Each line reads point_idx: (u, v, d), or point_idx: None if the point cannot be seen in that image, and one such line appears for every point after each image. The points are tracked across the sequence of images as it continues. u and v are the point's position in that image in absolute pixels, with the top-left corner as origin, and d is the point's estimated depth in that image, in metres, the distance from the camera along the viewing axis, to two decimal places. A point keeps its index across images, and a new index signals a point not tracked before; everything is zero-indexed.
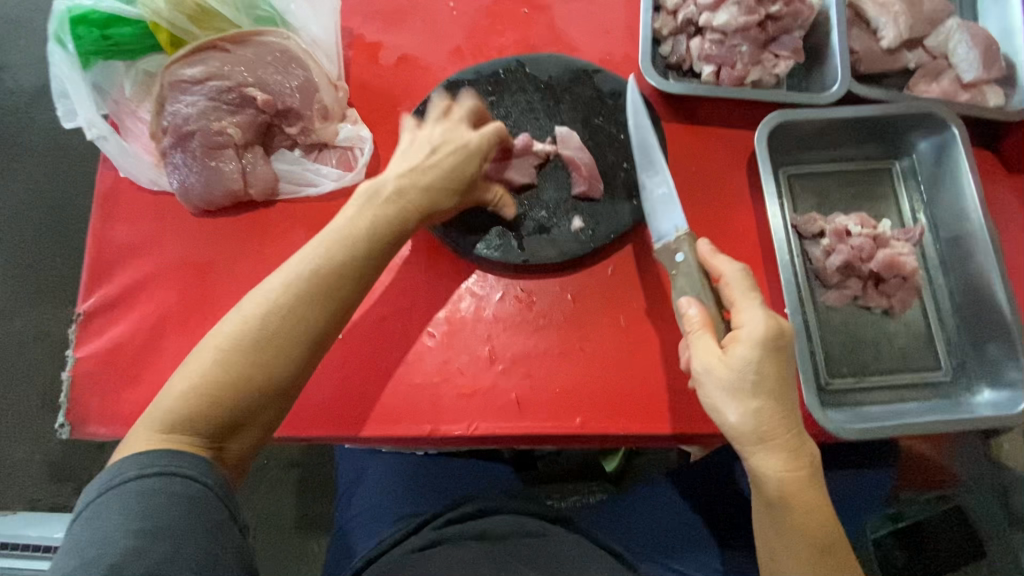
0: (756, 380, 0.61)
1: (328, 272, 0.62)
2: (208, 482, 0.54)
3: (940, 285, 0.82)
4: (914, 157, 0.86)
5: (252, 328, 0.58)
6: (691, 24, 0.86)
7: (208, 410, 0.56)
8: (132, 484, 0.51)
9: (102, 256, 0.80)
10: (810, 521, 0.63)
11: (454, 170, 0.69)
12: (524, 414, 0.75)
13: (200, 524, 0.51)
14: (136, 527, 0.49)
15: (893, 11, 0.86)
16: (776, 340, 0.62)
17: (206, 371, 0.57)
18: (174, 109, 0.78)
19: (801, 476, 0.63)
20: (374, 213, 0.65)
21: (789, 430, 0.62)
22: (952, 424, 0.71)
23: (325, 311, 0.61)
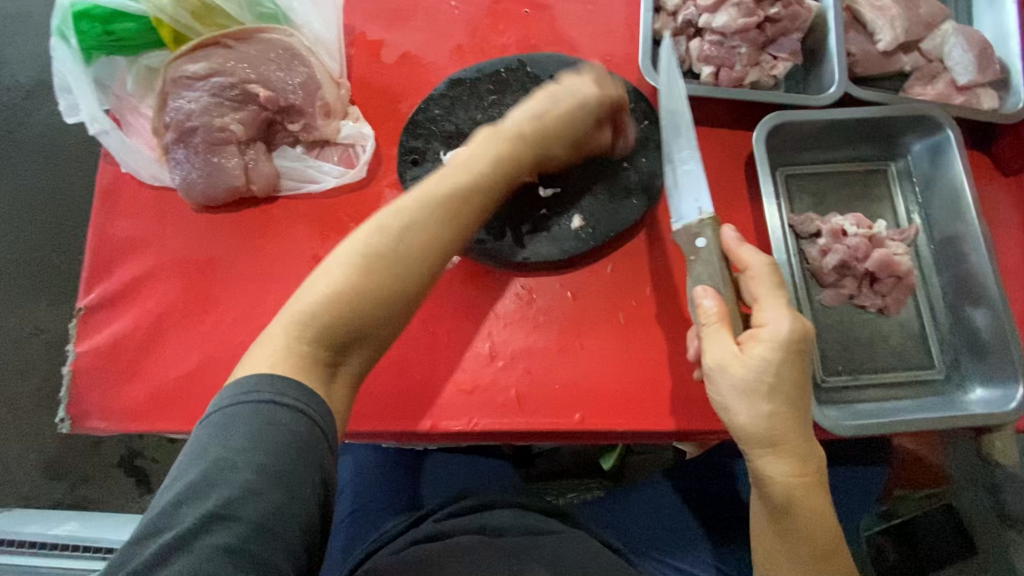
0: (773, 382, 0.61)
1: (458, 197, 0.63)
2: (325, 432, 0.52)
3: (933, 285, 0.83)
4: (909, 158, 0.87)
5: (392, 240, 0.59)
6: (691, 25, 0.87)
7: (337, 321, 0.56)
8: (263, 412, 0.50)
9: (103, 251, 0.80)
10: (814, 526, 0.63)
11: (566, 125, 0.71)
12: (524, 411, 0.76)
13: (309, 478, 0.49)
14: (259, 464, 0.48)
15: (889, 15, 0.87)
16: (799, 342, 0.62)
17: (326, 292, 0.56)
18: (176, 105, 0.78)
19: (807, 480, 0.63)
20: (493, 151, 0.67)
21: (800, 434, 0.63)
22: (945, 422, 0.72)
23: (427, 262, 0.60)
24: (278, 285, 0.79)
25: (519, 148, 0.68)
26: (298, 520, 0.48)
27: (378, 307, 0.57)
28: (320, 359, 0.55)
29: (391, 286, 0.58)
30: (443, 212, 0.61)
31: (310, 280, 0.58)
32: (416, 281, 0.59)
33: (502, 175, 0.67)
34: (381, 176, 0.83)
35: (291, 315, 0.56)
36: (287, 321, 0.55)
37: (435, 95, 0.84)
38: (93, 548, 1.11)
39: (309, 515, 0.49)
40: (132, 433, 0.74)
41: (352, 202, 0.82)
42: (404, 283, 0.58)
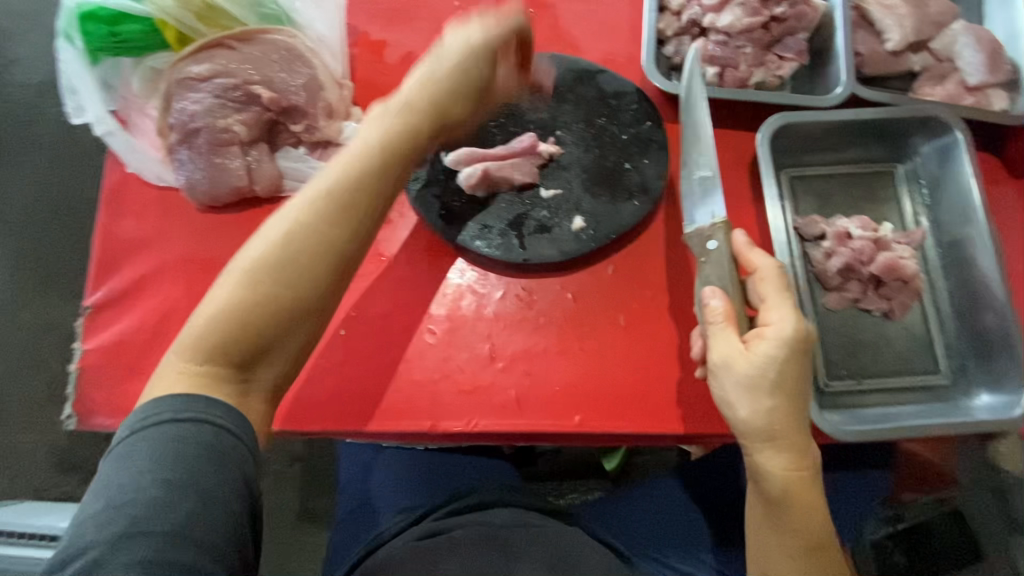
0: (775, 379, 0.62)
1: (347, 186, 0.59)
2: (238, 436, 0.52)
3: (940, 289, 0.82)
4: (917, 160, 0.86)
5: (275, 251, 0.56)
6: (695, 25, 0.86)
7: (236, 339, 0.54)
8: (164, 431, 0.50)
9: (109, 250, 0.81)
10: (810, 520, 0.64)
11: (453, 82, 0.68)
12: (523, 412, 0.76)
13: (227, 481, 0.50)
14: (163, 479, 0.48)
15: (897, 14, 0.86)
16: (803, 342, 0.63)
17: (214, 313, 0.54)
18: (181, 107, 0.79)
19: (802, 475, 0.64)
20: (385, 134, 0.64)
21: (799, 431, 0.63)
22: (950, 427, 0.72)
23: (328, 260, 0.57)
24: None
25: (415, 123, 0.66)
26: (219, 522, 0.49)
27: (280, 314, 0.55)
28: (223, 378, 0.54)
29: (291, 292, 0.55)
30: (341, 204, 0.59)
31: (202, 305, 0.56)
32: (319, 276, 0.57)
33: (404, 147, 0.64)
34: None
35: (178, 349, 0.54)
36: (178, 353, 0.54)
37: None
38: None
39: (234, 515, 0.50)
40: None
41: None
42: (302, 286, 0.56)
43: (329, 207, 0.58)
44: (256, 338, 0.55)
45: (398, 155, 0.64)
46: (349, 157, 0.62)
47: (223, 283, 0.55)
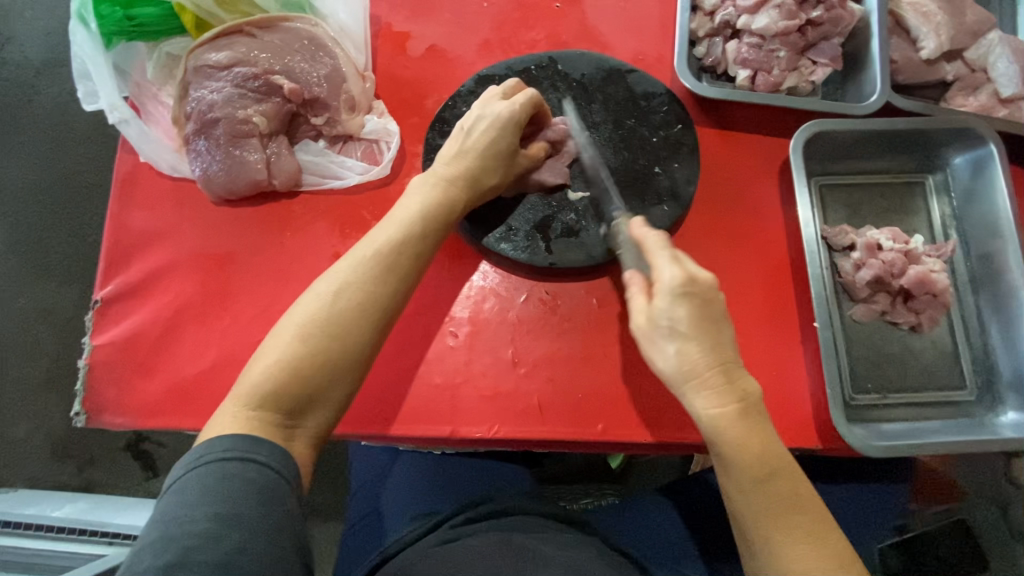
0: (670, 326, 0.61)
1: (394, 254, 0.64)
2: (284, 475, 0.53)
3: (969, 304, 0.81)
4: (948, 172, 0.85)
5: (326, 309, 0.59)
6: (728, 26, 0.84)
7: (291, 390, 0.56)
8: (214, 467, 0.50)
9: (120, 241, 0.79)
10: (748, 453, 0.59)
11: (492, 148, 0.71)
12: (546, 420, 0.75)
13: (276, 516, 0.50)
14: (214, 512, 0.48)
15: (935, 22, 0.84)
16: (690, 284, 0.61)
17: (270, 365, 0.56)
18: (198, 95, 0.76)
19: (728, 410, 0.60)
20: (427, 198, 0.68)
21: (712, 368, 0.61)
22: (979, 445, 0.71)
23: (373, 319, 0.61)
24: (297, 283, 0.77)
25: (456, 193, 0.69)
26: (269, 556, 0.48)
27: (330, 365, 0.58)
28: (274, 424, 0.56)
29: (340, 347, 0.59)
30: (385, 267, 0.63)
31: (254, 360, 0.58)
32: (364, 333, 0.60)
33: (444, 216, 0.68)
34: (404, 174, 0.81)
35: (236, 394, 0.56)
36: (232, 401, 0.56)
37: (463, 91, 0.81)
38: (100, 533, 1.10)
39: (285, 549, 0.49)
40: (148, 430, 0.73)
41: (374, 200, 0.79)
42: (350, 345, 0.59)
43: (375, 270, 0.62)
44: (302, 390, 0.57)
45: (437, 219, 0.67)
46: (392, 225, 0.65)
47: (279, 339, 0.58)
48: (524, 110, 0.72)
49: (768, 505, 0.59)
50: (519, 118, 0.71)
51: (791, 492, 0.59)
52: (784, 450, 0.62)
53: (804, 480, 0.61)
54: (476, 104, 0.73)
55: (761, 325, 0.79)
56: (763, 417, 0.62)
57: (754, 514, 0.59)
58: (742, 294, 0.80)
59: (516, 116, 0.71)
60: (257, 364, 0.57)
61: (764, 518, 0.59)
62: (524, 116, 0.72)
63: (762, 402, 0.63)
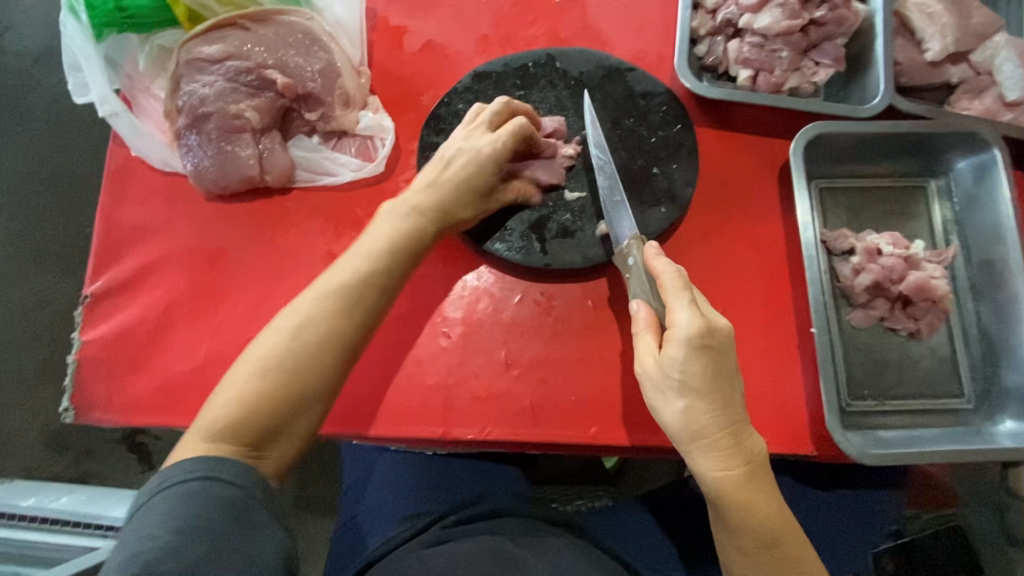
0: (682, 380, 0.60)
1: (358, 286, 0.64)
2: (250, 490, 0.53)
3: (969, 311, 0.80)
4: (951, 176, 0.83)
5: (290, 345, 0.59)
6: (730, 25, 0.83)
7: (250, 422, 0.56)
8: (175, 488, 0.51)
9: (111, 236, 0.78)
10: (753, 518, 0.61)
11: (465, 182, 0.70)
12: (538, 422, 0.74)
13: (240, 527, 0.50)
14: (176, 527, 0.48)
15: (941, 23, 0.83)
16: (707, 338, 0.60)
17: (231, 399, 0.57)
18: (190, 89, 0.75)
19: (737, 472, 0.61)
20: (395, 231, 0.67)
21: (722, 428, 0.60)
22: (973, 455, 0.70)
23: (336, 355, 0.61)
24: (289, 281, 0.76)
25: (423, 225, 0.69)
26: (235, 564, 0.49)
27: (292, 402, 0.59)
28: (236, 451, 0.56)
29: (303, 385, 0.59)
30: (350, 303, 0.63)
31: (215, 395, 0.58)
32: (328, 369, 0.61)
33: (414, 252, 0.68)
34: (399, 171, 0.80)
35: (197, 425, 0.56)
36: (196, 432, 0.56)
37: (459, 88, 0.80)
38: (94, 526, 1.10)
39: (254, 556, 0.50)
40: (138, 427, 0.73)
41: (368, 197, 0.78)
42: (312, 381, 0.59)
43: (339, 304, 0.62)
44: (264, 423, 0.57)
45: (408, 253, 0.67)
46: (359, 258, 0.65)
47: (239, 374, 0.58)
48: (503, 146, 0.70)
49: (765, 566, 0.62)
50: (495, 152, 0.70)
51: (790, 553, 0.62)
52: (785, 509, 0.63)
53: (803, 537, 0.64)
54: (460, 138, 0.72)
55: (758, 329, 0.78)
56: (768, 476, 0.63)
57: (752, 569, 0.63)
58: (739, 297, 0.79)
59: (491, 150, 0.70)
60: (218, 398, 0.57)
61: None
62: (505, 153, 0.71)
63: (767, 459, 0.63)
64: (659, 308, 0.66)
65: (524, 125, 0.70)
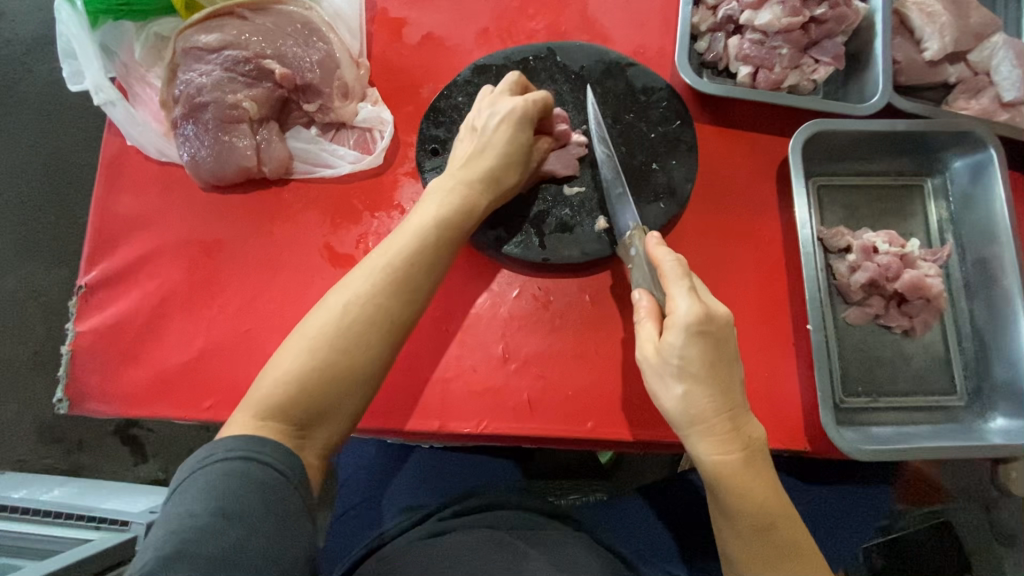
0: (680, 365, 0.61)
1: (403, 263, 0.63)
2: (288, 474, 0.53)
3: (962, 309, 0.81)
4: (947, 176, 0.84)
5: (336, 320, 0.59)
6: (730, 22, 0.83)
7: (298, 402, 0.56)
8: (216, 466, 0.51)
9: (106, 226, 0.77)
10: (751, 501, 0.61)
11: (509, 145, 0.70)
12: (535, 417, 0.74)
13: (276, 515, 0.50)
14: (214, 508, 0.49)
15: (939, 22, 0.83)
16: (708, 325, 0.61)
17: (279, 376, 0.56)
18: (187, 78, 0.74)
19: (733, 457, 0.61)
20: (444, 206, 0.67)
21: (720, 413, 0.61)
22: (965, 452, 0.71)
23: (384, 333, 0.60)
24: (286, 273, 0.76)
25: (473, 195, 0.68)
26: (270, 550, 0.49)
27: (341, 381, 0.58)
28: (286, 430, 0.56)
29: (347, 363, 0.58)
30: (398, 279, 0.62)
31: (263, 373, 0.58)
32: (376, 347, 0.60)
33: (460, 224, 0.67)
34: (398, 164, 0.79)
35: (247, 402, 0.56)
36: (245, 409, 0.56)
37: (459, 81, 0.80)
38: (87, 518, 1.08)
39: (287, 545, 0.50)
40: (133, 419, 0.72)
41: (366, 190, 0.78)
42: (360, 361, 0.59)
43: (388, 280, 0.62)
44: (312, 404, 0.57)
45: (452, 225, 0.66)
46: (409, 233, 0.65)
47: (289, 353, 0.58)
48: (531, 106, 0.71)
49: (764, 552, 0.62)
50: (530, 110, 0.71)
51: (788, 537, 0.62)
52: (783, 495, 0.63)
53: (801, 525, 0.64)
54: (485, 102, 0.73)
55: (754, 326, 0.79)
56: (766, 462, 0.63)
57: (752, 557, 0.62)
58: (735, 294, 0.79)
59: (527, 109, 0.71)
60: (268, 375, 0.57)
61: (761, 561, 0.62)
62: (535, 112, 0.72)
63: (765, 446, 0.64)
64: (660, 295, 0.67)
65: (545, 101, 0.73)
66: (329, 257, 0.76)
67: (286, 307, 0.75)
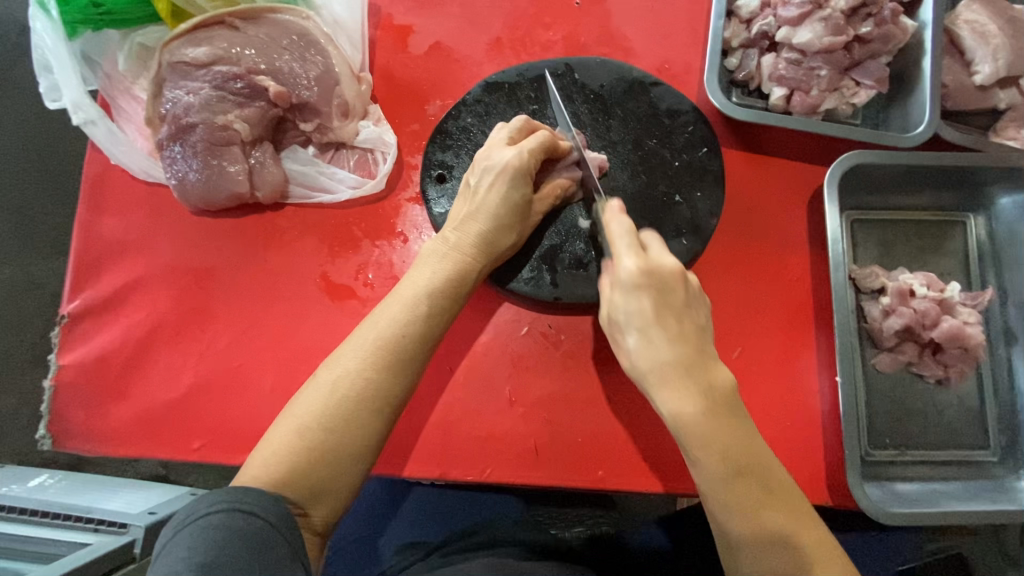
0: (625, 317, 0.58)
1: (398, 339, 0.59)
2: (274, 523, 0.50)
3: (1000, 358, 0.75)
4: (993, 213, 0.78)
5: (325, 401, 0.56)
6: (765, 37, 0.76)
7: (291, 480, 0.54)
8: (199, 519, 0.48)
9: (89, 251, 0.72)
10: (714, 443, 0.55)
11: (505, 206, 0.64)
12: (542, 464, 0.70)
13: (265, 565, 0.47)
14: (196, 562, 0.45)
15: (993, 44, 0.76)
16: (649, 270, 0.57)
17: (269, 458, 0.54)
18: (174, 96, 0.68)
19: (697, 414, 0.56)
20: (436, 273, 0.63)
21: (675, 366, 0.56)
22: (999, 516, 0.66)
23: (374, 415, 0.57)
24: (281, 302, 0.71)
25: (467, 263, 0.64)
26: None
27: (334, 462, 0.55)
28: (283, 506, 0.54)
29: (337, 450, 0.56)
30: (391, 354, 0.59)
31: (256, 452, 0.56)
32: (369, 428, 0.57)
33: (453, 294, 0.63)
34: (401, 188, 0.74)
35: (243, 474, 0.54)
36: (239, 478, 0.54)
37: (469, 99, 0.74)
38: (84, 520, 0.98)
39: None
40: (121, 457, 0.69)
41: (367, 216, 0.73)
42: (349, 444, 0.56)
43: (378, 357, 0.59)
44: (305, 482, 0.54)
45: (445, 295, 0.63)
46: (398, 303, 0.61)
47: (279, 432, 0.56)
48: (533, 159, 0.64)
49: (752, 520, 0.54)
50: (530, 167, 0.64)
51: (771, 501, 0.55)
52: (763, 458, 0.56)
53: (791, 489, 0.57)
54: (481, 155, 0.67)
55: (777, 372, 0.74)
56: (740, 420, 0.57)
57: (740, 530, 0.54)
58: (759, 336, 0.74)
59: (525, 165, 0.64)
60: (265, 453, 0.55)
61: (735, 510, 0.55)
62: (534, 164, 0.65)
63: (738, 402, 0.57)
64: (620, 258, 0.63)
65: (547, 142, 0.65)
66: (326, 288, 0.72)
67: (280, 340, 0.71)
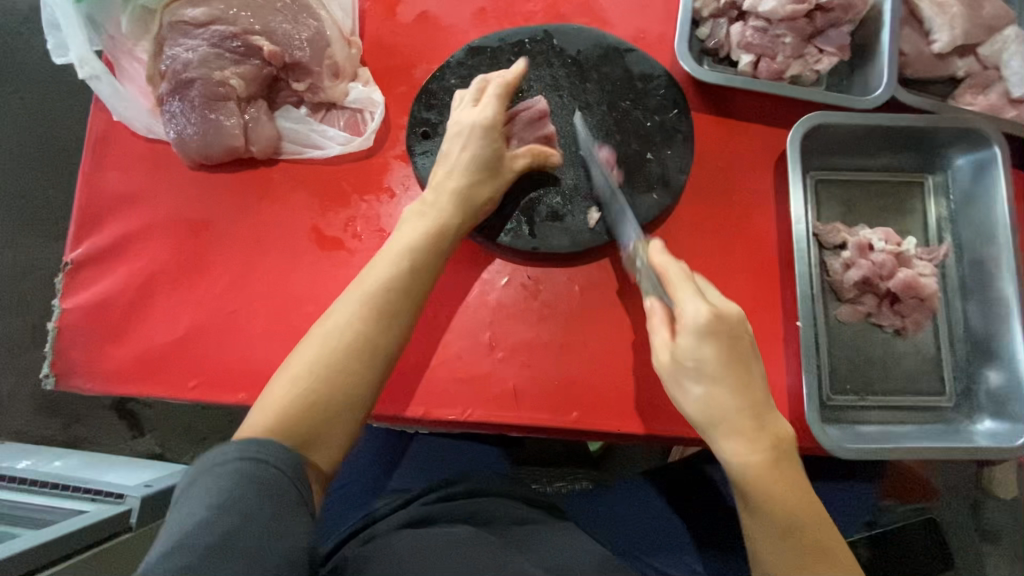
0: (696, 366, 0.61)
1: (389, 287, 0.64)
2: (284, 469, 0.53)
3: (956, 310, 0.80)
4: (950, 173, 0.82)
5: (332, 336, 0.61)
6: (733, 7, 0.80)
7: (298, 420, 0.58)
8: (212, 466, 0.51)
9: (91, 203, 0.76)
10: (776, 488, 0.60)
11: (477, 163, 0.70)
12: (520, 404, 0.74)
13: (274, 507, 0.50)
14: (209, 502, 0.49)
15: (950, 13, 0.80)
16: (720, 324, 0.61)
17: (275, 398, 0.58)
18: (173, 53, 0.73)
19: (762, 458, 0.61)
20: (422, 228, 0.68)
21: (741, 412, 0.61)
22: (953, 453, 0.70)
23: (372, 350, 0.62)
24: (274, 253, 0.75)
25: (448, 217, 0.69)
26: (267, 540, 0.48)
27: (333, 395, 0.59)
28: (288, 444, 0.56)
29: (342, 381, 0.60)
30: (382, 297, 0.64)
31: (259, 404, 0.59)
32: (369, 362, 0.61)
33: (434, 247, 0.68)
34: (389, 146, 0.78)
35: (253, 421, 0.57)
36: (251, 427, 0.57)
37: (453, 62, 0.78)
38: (83, 489, 1.00)
39: (286, 537, 0.49)
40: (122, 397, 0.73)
41: (356, 172, 0.77)
42: (349, 379, 0.60)
43: (373, 300, 0.63)
44: (311, 417, 0.58)
45: (428, 248, 0.67)
46: (387, 257, 0.66)
47: (287, 370, 0.60)
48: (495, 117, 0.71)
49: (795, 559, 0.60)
50: (495, 124, 0.70)
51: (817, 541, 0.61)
52: (810, 495, 0.62)
53: (830, 524, 0.62)
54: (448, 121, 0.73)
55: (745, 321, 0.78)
56: (794, 463, 0.62)
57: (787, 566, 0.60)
58: (727, 287, 0.79)
59: (490, 122, 0.70)
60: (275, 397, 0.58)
61: (776, 536, 0.61)
62: (497, 121, 0.71)
63: (792, 443, 0.63)
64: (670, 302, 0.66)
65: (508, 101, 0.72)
66: (317, 240, 0.76)
67: (273, 289, 0.75)
